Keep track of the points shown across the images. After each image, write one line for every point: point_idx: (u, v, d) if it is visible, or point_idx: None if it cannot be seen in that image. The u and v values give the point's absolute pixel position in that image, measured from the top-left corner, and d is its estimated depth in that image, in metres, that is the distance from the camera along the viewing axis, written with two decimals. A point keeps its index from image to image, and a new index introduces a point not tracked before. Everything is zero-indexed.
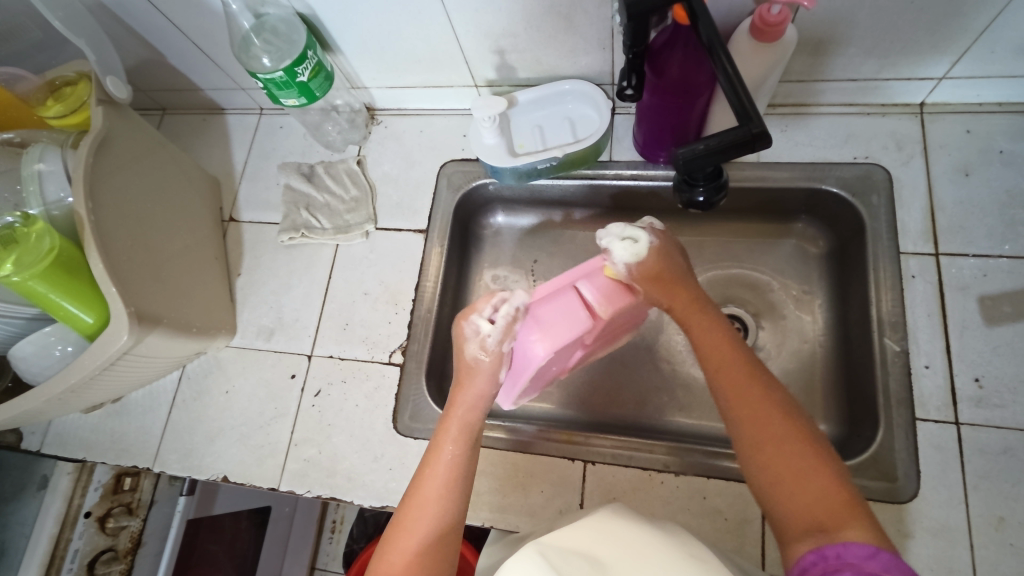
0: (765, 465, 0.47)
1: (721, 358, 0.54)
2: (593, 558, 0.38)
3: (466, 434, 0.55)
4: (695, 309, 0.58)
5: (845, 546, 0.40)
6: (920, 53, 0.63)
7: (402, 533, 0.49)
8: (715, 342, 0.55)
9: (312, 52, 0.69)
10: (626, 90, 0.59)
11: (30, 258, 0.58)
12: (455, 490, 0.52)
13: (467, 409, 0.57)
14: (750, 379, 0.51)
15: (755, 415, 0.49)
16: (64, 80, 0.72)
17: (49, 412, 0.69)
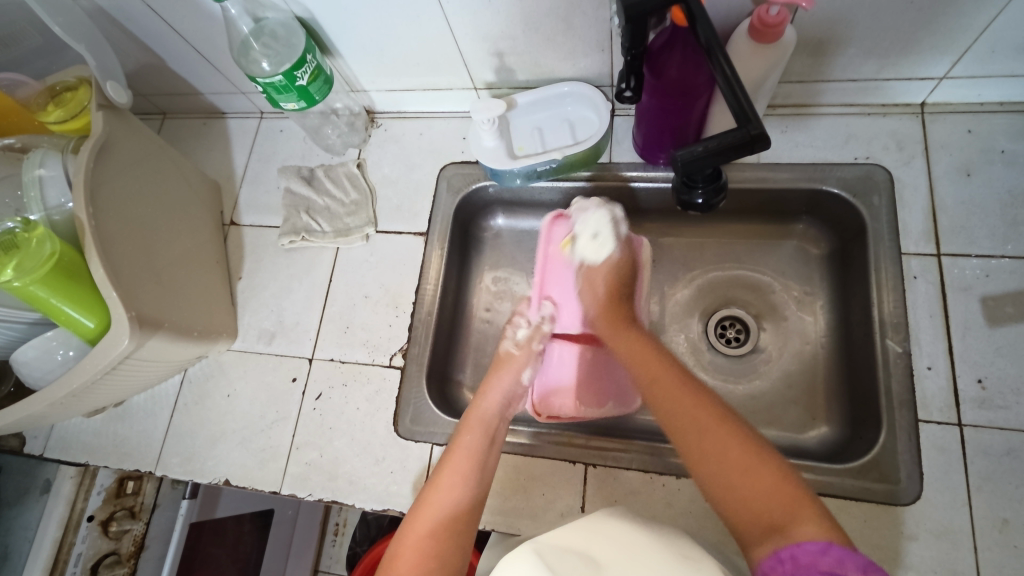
0: (715, 465, 0.48)
1: (653, 372, 0.56)
2: (596, 560, 0.38)
3: (490, 432, 0.60)
4: (627, 325, 0.64)
5: (800, 546, 0.41)
6: (921, 52, 0.62)
7: (422, 512, 0.53)
8: (648, 359, 0.58)
9: (311, 56, 0.69)
10: (626, 92, 0.59)
11: (30, 263, 0.58)
12: (477, 480, 0.56)
13: (493, 408, 0.62)
14: (682, 390, 0.53)
15: (694, 423, 0.50)
16: (65, 86, 0.72)
17: (52, 416, 0.70)
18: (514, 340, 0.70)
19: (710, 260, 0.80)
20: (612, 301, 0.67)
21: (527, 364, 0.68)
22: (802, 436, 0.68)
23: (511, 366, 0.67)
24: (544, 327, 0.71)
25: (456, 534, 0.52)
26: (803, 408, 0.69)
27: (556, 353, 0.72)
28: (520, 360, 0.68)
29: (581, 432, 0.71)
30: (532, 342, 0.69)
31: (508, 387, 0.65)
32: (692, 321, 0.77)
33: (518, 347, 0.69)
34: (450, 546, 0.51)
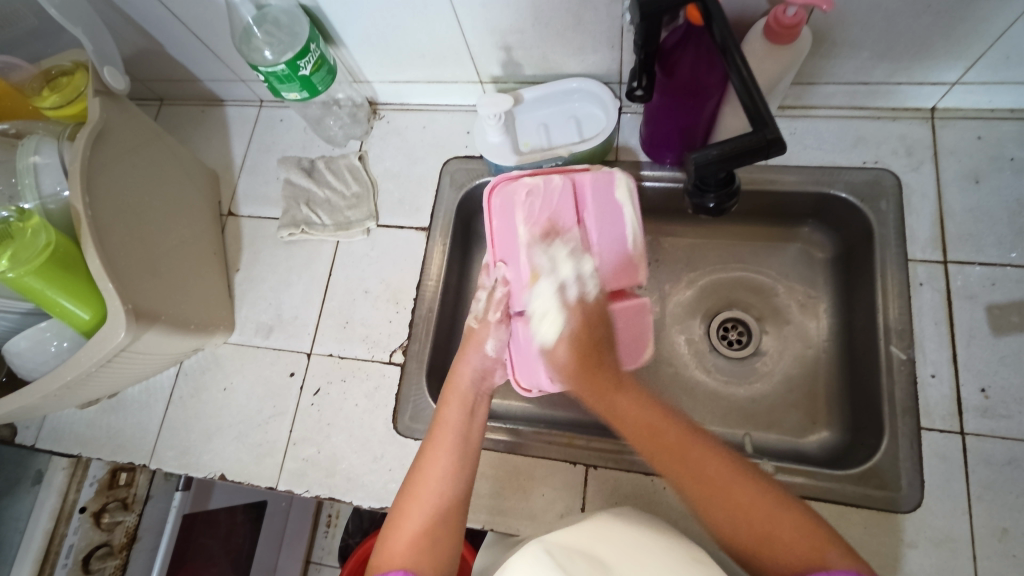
0: (738, 523, 0.45)
1: (656, 444, 0.50)
2: (596, 560, 0.38)
3: (469, 403, 0.59)
4: (616, 391, 0.53)
5: (842, 575, 0.39)
6: (934, 57, 0.62)
7: (411, 499, 0.51)
8: (647, 420, 0.51)
9: (314, 45, 0.67)
10: (637, 90, 0.58)
11: (26, 254, 0.57)
12: (462, 458, 0.54)
13: (469, 381, 0.61)
14: (689, 448, 0.49)
15: (710, 478, 0.47)
16: (60, 70, 0.71)
17: (44, 408, 0.68)
18: (476, 312, 0.65)
19: (714, 261, 0.79)
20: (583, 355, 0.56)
21: (489, 335, 0.64)
22: (802, 440, 0.68)
23: (474, 340, 0.64)
24: (499, 295, 0.64)
25: (446, 523, 0.50)
26: (804, 412, 0.69)
27: (522, 334, 0.62)
28: (482, 332, 0.64)
29: (582, 432, 0.70)
30: (491, 314, 0.64)
31: (478, 363, 0.63)
32: (694, 323, 0.77)
33: (478, 321, 0.65)
34: (440, 535, 0.49)
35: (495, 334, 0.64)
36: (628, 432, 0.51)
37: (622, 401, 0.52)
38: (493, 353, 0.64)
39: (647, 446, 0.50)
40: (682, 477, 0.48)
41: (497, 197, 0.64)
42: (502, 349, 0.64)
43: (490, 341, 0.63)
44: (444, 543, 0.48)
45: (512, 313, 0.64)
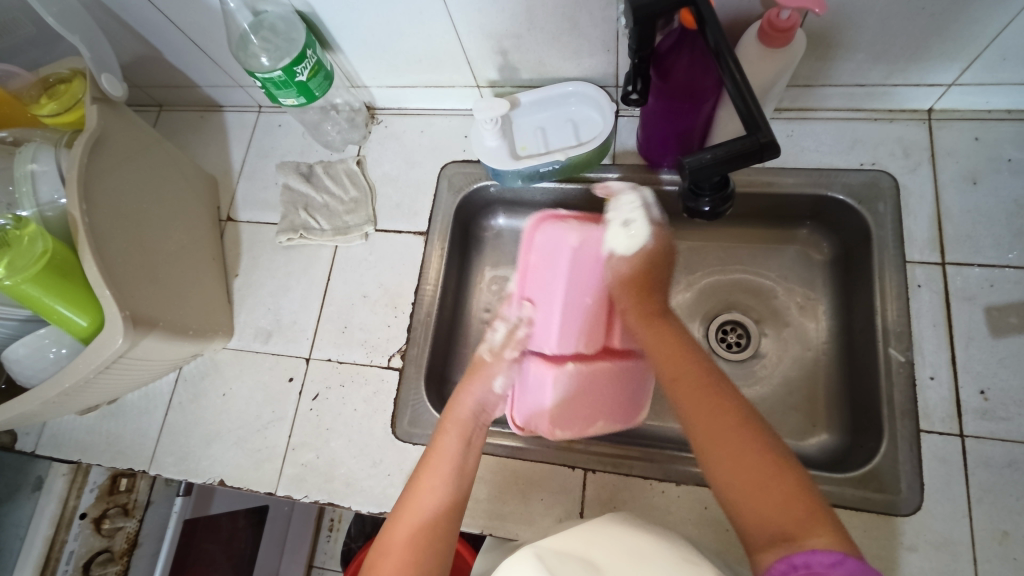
0: (725, 464, 0.47)
1: (676, 370, 0.54)
2: (589, 563, 0.38)
3: (467, 434, 0.59)
4: (655, 319, 0.61)
5: (813, 555, 0.39)
6: (930, 59, 0.62)
7: (403, 519, 0.52)
8: (675, 352, 0.56)
9: (311, 51, 0.68)
10: (632, 94, 0.58)
11: (22, 261, 0.57)
12: (458, 485, 0.54)
13: (467, 411, 0.62)
14: (700, 385, 0.51)
15: (712, 416, 0.49)
16: (58, 78, 0.71)
17: (44, 414, 0.69)
18: (489, 343, 0.70)
19: (713, 264, 0.79)
20: (640, 290, 0.64)
21: (500, 372, 0.67)
22: (802, 443, 0.67)
23: (483, 373, 0.66)
24: (518, 334, 0.71)
25: (436, 543, 0.50)
26: (803, 415, 0.69)
27: (533, 374, 0.70)
28: (493, 367, 0.67)
29: (581, 436, 0.70)
30: (506, 350, 0.69)
31: (480, 394, 0.64)
32: (693, 326, 0.77)
33: (492, 355, 0.69)
34: (428, 554, 0.49)
35: (506, 371, 0.67)
36: (656, 357, 0.58)
37: (654, 330, 0.60)
38: (500, 390, 0.66)
39: (668, 369, 0.55)
40: (694, 413, 0.50)
41: (541, 234, 0.74)
42: (507, 390, 0.67)
43: (500, 377, 0.66)
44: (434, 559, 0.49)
45: (526, 354, 0.71)
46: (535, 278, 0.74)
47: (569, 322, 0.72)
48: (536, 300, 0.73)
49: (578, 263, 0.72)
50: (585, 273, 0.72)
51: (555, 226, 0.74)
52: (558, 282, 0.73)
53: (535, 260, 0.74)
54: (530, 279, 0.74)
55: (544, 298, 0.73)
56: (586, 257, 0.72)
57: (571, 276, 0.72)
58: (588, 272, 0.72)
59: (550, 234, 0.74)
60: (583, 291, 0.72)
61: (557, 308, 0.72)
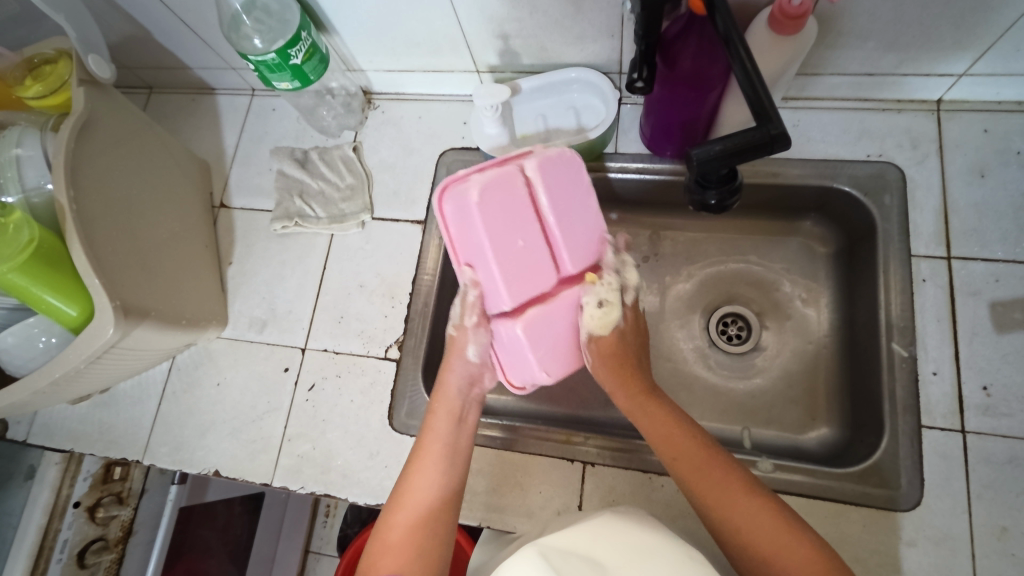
0: (745, 532, 0.46)
1: (676, 447, 0.52)
2: (593, 563, 0.37)
3: (458, 414, 0.58)
4: (648, 396, 0.57)
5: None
6: (942, 48, 0.60)
7: (398, 509, 0.51)
8: (669, 431, 0.54)
9: (305, 33, 0.65)
10: (637, 82, 0.55)
11: (8, 251, 0.55)
12: (454, 469, 0.54)
13: (458, 392, 0.59)
14: (706, 461, 0.51)
15: (721, 495, 0.48)
16: (44, 58, 0.69)
17: (35, 403, 0.67)
18: (450, 320, 0.59)
19: (715, 255, 0.78)
20: (622, 374, 0.58)
21: (470, 341, 0.59)
22: (802, 437, 0.67)
23: (456, 349, 0.60)
24: (472, 298, 0.57)
25: (435, 530, 0.50)
26: (804, 409, 0.69)
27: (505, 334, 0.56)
28: (462, 340, 0.59)
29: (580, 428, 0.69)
30: (468, 318, 0.58)
31: (463, 370, 0.59)
32: (693, 318, 0.76)
33: (457, 330, 0.59)
34: (431, 538, 0.49)
35: (474, 338, 0.58)
36: (651, 436, 0.55)
37: (650, 408, 0.56)
38: (477, 358, 0.59)
39: (668, 451, 0.53)
40: (702, 489, 0.49)
41: (449, 202, 0.53)
42: (487, 352, 0.59)
43: (472, 348, 0.58)
44: (433, 547, 0.49)
45: (489, 314, 0.58)
46: (464, 240, 0.54)
47: (506, 271, 0.53)
48: (474, 261, 0.55)
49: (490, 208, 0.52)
50: (500, 214, 0.52)
51: (461, 181, 0.52)
52: (478, 235, 0.52)
53: (456, 228, 0.54)
54: (458, 240, 0.55)
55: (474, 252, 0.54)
56: (500, 196, 0.52)
57: (489, 222, 0.52)
58: (515, 201, 0.52)
59: (456, 193, 0.52)
60: (514, 232, 0.53)
61: (491, 263, 0.53)
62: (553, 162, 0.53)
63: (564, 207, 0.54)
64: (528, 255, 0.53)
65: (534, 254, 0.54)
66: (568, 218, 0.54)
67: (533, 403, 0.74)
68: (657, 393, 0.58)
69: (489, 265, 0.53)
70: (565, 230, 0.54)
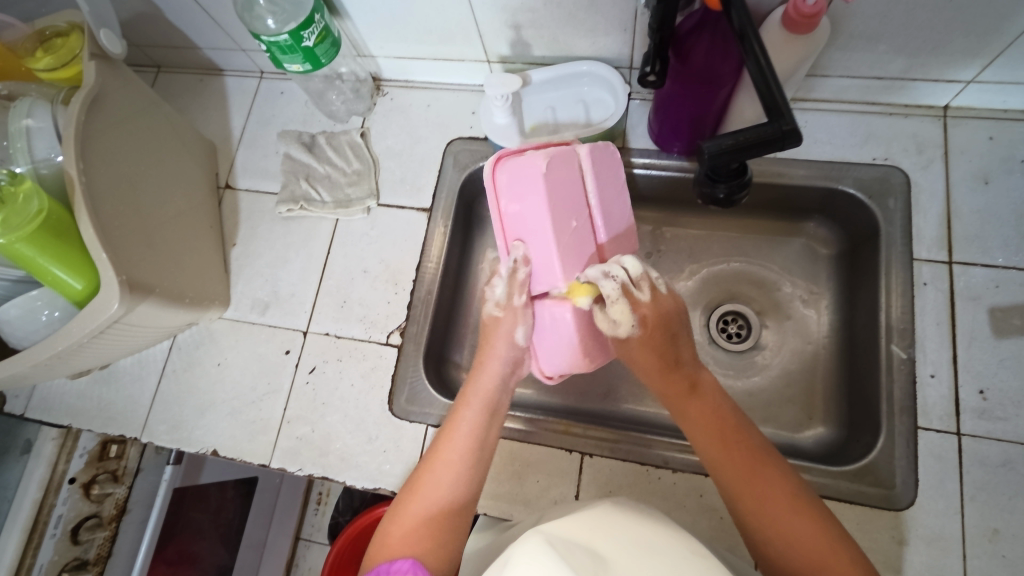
0: (785, 541, 0.45)
1: (725, 447, 0.50)
2: (597, 554, 0.38)
3: (491, 407, 0.56)
4: (690, 393, 0.54)
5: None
6: (952, 54, 0.61)
7: (416, 496, 0.50)
8: (722, 425, 0.51)
9: (319, 16, 0.65)
10: (649, 76, 0.56)
11: (17, 220, 0.55)
12: (478, 465, 0.52)
13: (495, 381, 0.58)
14: (753, 469, 0.48)
15: (771, 506, 0.46)
16: (55, 31, 0.68)
17: (35, 376, 0.67)
18: (494, 300, 0.61)
19: (717, 254, 0.78)
20: (667, 368, 0.55)
21: (518, 322, 0.60)
22: (798, 436, 0.68)
23: (500, 333, 0.61)
24: (521, 275, 0.59)
25: (454, 523, 0.48)
26: (801, 407, 0.69)
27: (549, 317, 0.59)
28: (508, 322, 0.60)
29: (577, 419, 0.70)
30: (515, 297, 0.60)
31: (507, 354, 0.60)
32: (694, 314, 0.77)
33: (500, 308, 0.61)
34: (445, 535, 0.48)
35: (523, 318, 0.60)
36: (705, 448, 0.51)
37: (699, 400, 0.53)
38: (524, 340, 0.60)
39: (715, 453, 0.50)
40: (748, 497, 0.47)
41: (503, 174, 0.56)
42: (531, 337, 0.61)
43: (521, 329, 0.60)
44: (449, 539, 0.47)
45: (535, 294, 0.60)
46: (517, 214, 0.57)
47: (559, 244, 0.56)
48: (526, 236, 0.58)
49: (554, 184, 0.55)
50: (562, 193, 0.56)
51: (513, 162, 0.56)
52: (540, 211, 0.55)
53: (508, 205, 0.57)
54: (509, 216, 0.58)
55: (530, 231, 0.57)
56: (560, 174, 0.55)
57: (552, 201, 0.54)
58: (571, 185, 0.57)
59: (514, 168, 0.56)
60: (570, 211, 0.57)
61: (552, 238, 0.55)
62: (599, 153, 0.59)
63: (605, 196, 0.60)
64: (579, 236, 0.58)
65: (581, 236, 0.58)
66: (609, 207, 0.60)
67: (532, 393, 0.75)
68: (702, 378, 0.55)
69: (546, 241, 0.56)
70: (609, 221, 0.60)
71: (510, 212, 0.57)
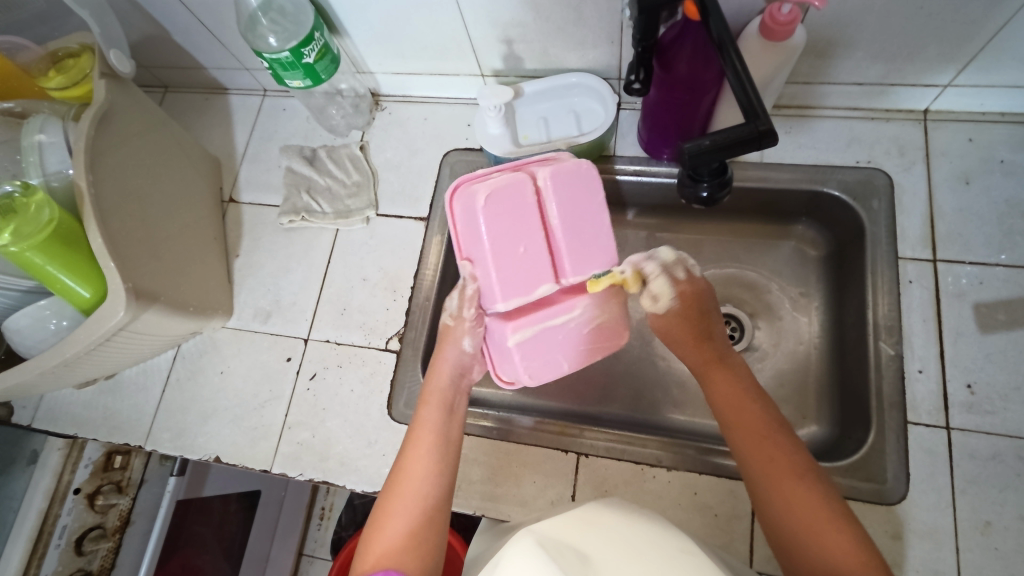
0: (787, 508, 0.47)
1: (739, 416, 0.53)
2: (587, 555, 0.39)
3: (448, 405, 0.59)
4: (718, 365, 0.58)
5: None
6: (927, 59, 0.63)
7: (396, 497, 0.51)
8: (736, 400, 0.54)
9: (318, 34, 0.68)
10: (634, 84, 0.58)
11: (29, 229, 0.57)
12: (450, 465, 0.54)
13: (445, 381, 0.61)
14: (767, 437, 0.50)
15: (776, 466, 0.49)
16: (67, 52, 0.72)
17: (42, 386, 0.69)
18: (449, 310, 0.63)
19: (708, 258, 0.80)
20: (696, 339, 0.61)
21: (465, 333, 0.62)
22: None
23: (450, 338, 0.63)
24: (469, 292, 0.61)
25: (432, 520, 0.50)
26: (794, 406, 0.70)
27: (493, 333, 0.61)
28: (457, 330, 0.63)
29: (574, 421, 0.71)
30: (465, 310, 0.62)
31: (454, 358, 0.62)
32: None
33: (455, 318, 0.63)
34: (428, 532, 0.49)
35: (469, 331, 0.62)
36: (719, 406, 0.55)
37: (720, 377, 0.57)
38: (470, 348, 0.63)
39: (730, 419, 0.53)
40: (754, 453, 0.50)
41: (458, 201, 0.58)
42: (480, 344, 0.63)
43: (465, 339, 0.62)
44: (430, 539, 0.49)
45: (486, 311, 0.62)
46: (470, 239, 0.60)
47: (500, 270, 0.58)
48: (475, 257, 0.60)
49: (497, 214, 0.57)
50: (506, 222, 0.57)
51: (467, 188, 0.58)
52: (482, 241, 0.58)
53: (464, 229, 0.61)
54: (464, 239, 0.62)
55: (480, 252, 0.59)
56: (507, 204, 0.57)
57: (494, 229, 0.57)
58: (520, 213, 0.57)
59: (464, 194, 0.58)
60: (517, 237, 0.58)
61: (492, 262, 0.58)
62: (563, 175, 0.57)
63: (571, 216, 0.58)
64: (529, 260, 0.58)
65: (534, 259, 0.58)
66: (574, 224, 0.58)
67: (529, 397, 0.76)
68: (730, 355, 0.59)
69: (489, 267, 0.58)
70: (569, 243, 0.58)
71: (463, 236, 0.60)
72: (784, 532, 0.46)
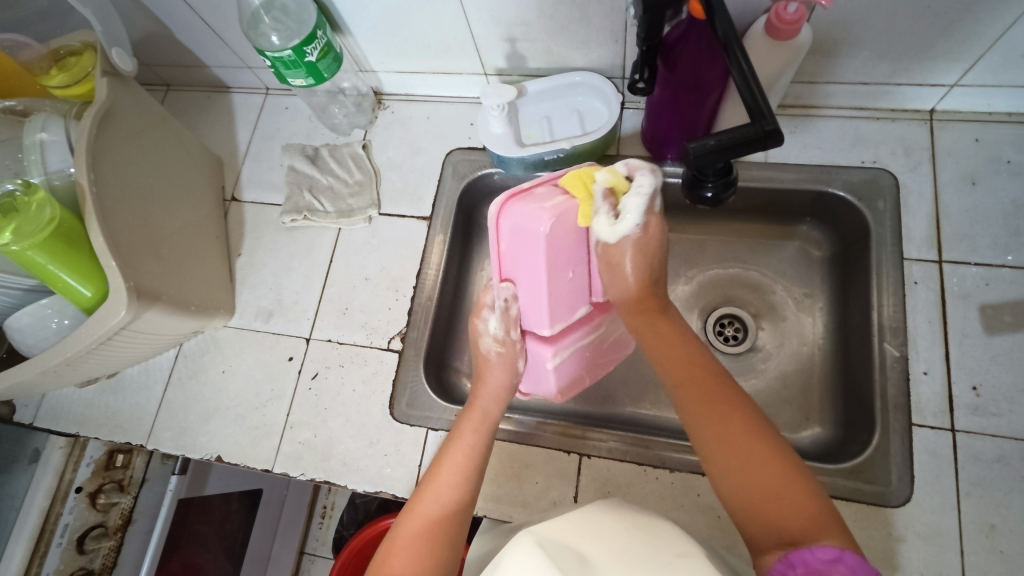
0: (739, 474, 0.45)
1: (687, 376, 0.51)
2: (589, 558, 0.38)
3: (488, 425, 0.58)
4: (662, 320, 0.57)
5: (811, 551, 0.38)
6: (934, 58, 0.62)
7: (416, 512, 0.51)
8: (684, 359, 0.53)
9: (321, 32, 0.68)
10: (639, 83, 0.59)
11: (30, 228, 0.57)
12: (473, 476, 0.53)
13: (496, 404, 0.60)
14: (715, 399, 0.49)
15: (728, 429, 0.47)
16: (69, 50, 0.71)
17: (43, 384, 0.69)
18: (490, 332, 0.62)
19: (712, 259, 0.80)
20: (640, 293, 0.58)
21: (515, 357, 0.62)
22: (796, 436, 0.68)
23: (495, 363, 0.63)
24: (512, 313, 0.61)
25: (451, 538, 0.49)
26: (798, 408, 0.69)
27: (531, 352, 0.63)
28: (506, 355, 0.62)
29: (577, 422, 0.71)
30: (509, 332, 0.62)
31: (504, 380, 0.61)
32: (691, 317, 0.78)
33: (500, 343, 0.62)
34: (443, 551, 0.48)
35: (515, 353, 0.62)
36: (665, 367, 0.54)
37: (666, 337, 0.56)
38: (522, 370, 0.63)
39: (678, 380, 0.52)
40: (703, 418, 0.48)
41: (507, 222, 0.54)
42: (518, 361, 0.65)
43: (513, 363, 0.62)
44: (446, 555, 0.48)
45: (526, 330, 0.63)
46: (515, 260, 0.57)
47: (551, 301, 0.58)
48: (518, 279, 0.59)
49: (556, 242, 0.54)
50: (561, 249, 0.55)
51: (520, 209, 0.53)
52: (537, 267, 0.55)
53: (509, 248, 0.56)
54: (506, 259, 0.57)
55: (526, 276, 0.57)
56: (564, 231, 0.54)
57: (551, 259, 0.55)
58: (572, 240, 0.56)
59: (519, 217, 0.53)
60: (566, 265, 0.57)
61: (545, 292, 0.57)
62: None
63: None
64: (572, 286, 0.59)
65: (575, 284, 0.60)
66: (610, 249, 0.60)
67: (532, 398, 0.75)
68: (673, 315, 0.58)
69: (541, 297, 0.58)
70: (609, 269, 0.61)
71: (506, 256, 0.57)
72: (738, 500, 0.45)
